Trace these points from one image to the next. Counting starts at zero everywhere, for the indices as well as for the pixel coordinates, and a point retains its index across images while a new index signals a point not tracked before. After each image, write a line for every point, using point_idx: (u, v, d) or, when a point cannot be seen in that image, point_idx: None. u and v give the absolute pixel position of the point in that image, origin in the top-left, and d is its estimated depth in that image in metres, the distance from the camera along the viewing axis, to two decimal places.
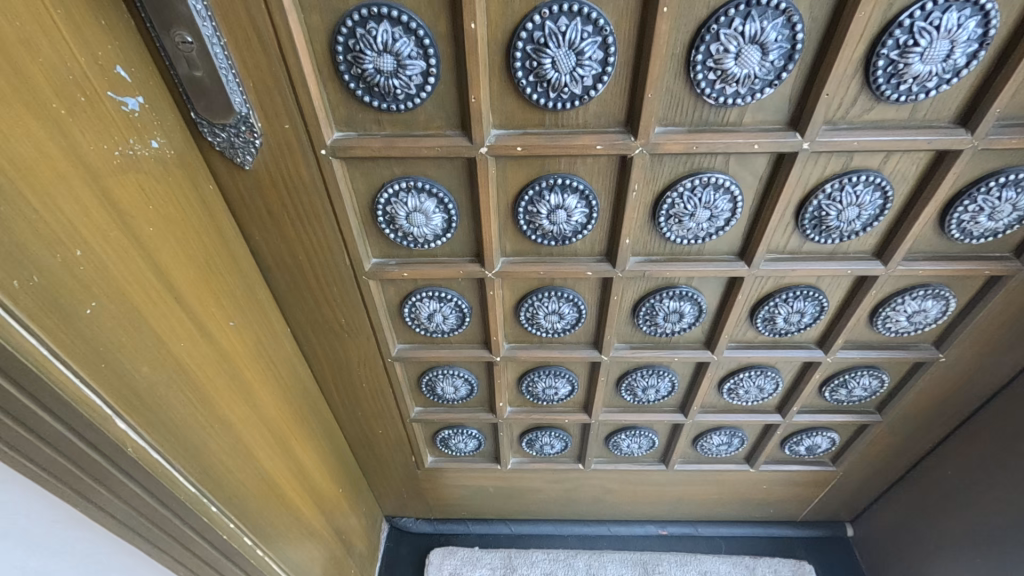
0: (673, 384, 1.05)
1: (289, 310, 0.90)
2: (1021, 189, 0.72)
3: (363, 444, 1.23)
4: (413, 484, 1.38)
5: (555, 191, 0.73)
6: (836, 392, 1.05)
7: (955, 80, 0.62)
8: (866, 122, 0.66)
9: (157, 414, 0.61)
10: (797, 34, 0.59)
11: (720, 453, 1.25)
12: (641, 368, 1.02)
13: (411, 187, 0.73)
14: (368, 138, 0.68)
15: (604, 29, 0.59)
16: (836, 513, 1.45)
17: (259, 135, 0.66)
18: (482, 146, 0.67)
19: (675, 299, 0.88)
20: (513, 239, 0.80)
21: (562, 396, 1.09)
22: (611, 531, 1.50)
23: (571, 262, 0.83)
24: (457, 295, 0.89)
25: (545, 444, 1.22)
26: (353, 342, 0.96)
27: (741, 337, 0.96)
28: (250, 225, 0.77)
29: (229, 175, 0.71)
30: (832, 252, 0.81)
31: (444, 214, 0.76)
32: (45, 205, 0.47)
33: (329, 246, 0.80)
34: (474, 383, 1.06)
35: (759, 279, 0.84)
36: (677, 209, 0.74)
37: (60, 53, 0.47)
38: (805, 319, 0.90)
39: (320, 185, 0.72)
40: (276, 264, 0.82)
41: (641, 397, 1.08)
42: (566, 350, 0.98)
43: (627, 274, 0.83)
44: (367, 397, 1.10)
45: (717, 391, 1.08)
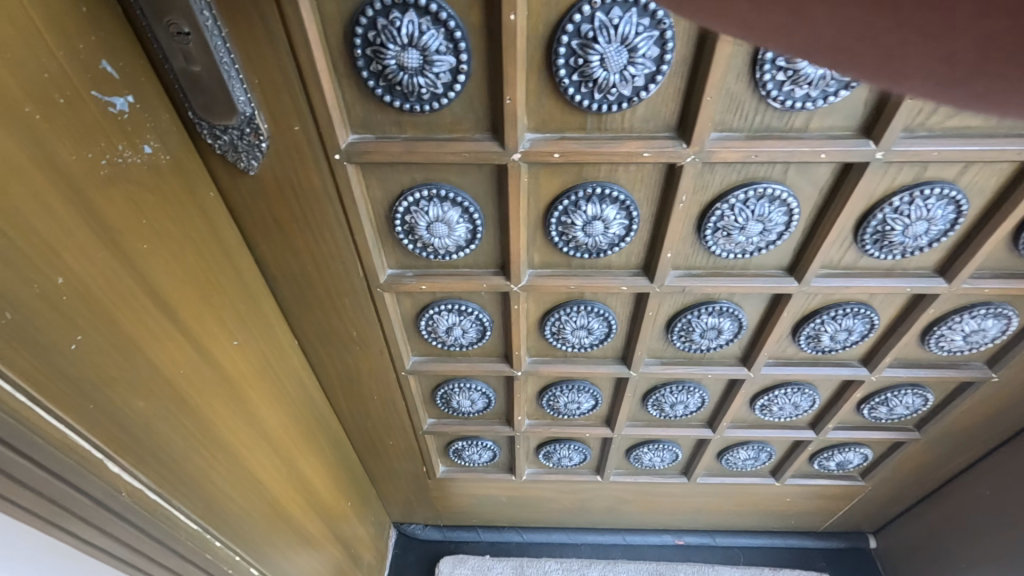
0: (703, 400, 0.99)
1: (297, 322, 0.83)
2: None
3: (372, 455, 1.17)
4: (423, 493, 1.33)
5: (592, 201, 0.66)
6: (876, 409, 0.99)
7: None
8: (948, 130, 0.59)
9: (155, 451, 0.55)
10: None
11: (746, 466, 1.19)
12: (670, 383, 0.96)
13: (433, 196, 0.66)
14: (387, 142, 0.60)
15: (662, 23, 0.51)
16: (858, 525, 1.40)
17: (266, 137, 0.59)
18: (516, 151, 0.60)
19: (714, 314, 0.81)
20: (542, 251, 0.73)
21: (584, 410, 1.03)
22: (625, 540, 1.46)
23: (604, 276, 0.76)
24: (478, 308, 0.82)
25: (563, 456, 1.17)
26: (365, 355, 0.90)
27: (780, 354, 0.89)
28: (255, 234, 0.70)
29: (232, 181, 0.63)
30: (890, 268, 0.74)
31: (468, 224, 0.69)
32: (18, 231, 0.40)
33: (340, 256, 0.73)
34: (491, 397, 1.01)
35: (807, 295, 0.78)
36: (727, 222, 0.67)
37: (33, 48, 0.40)
38: (852, 337, 0.84)
39: (332, 192, 0.65)
40: (283, 275, 0.75)
41: (668, 412, 1.02)
42: (591, 365, 0.92)
43: (664, 289, 0.77)
44: (379, 410, 1.04)
45: (748, 407, 1.02)
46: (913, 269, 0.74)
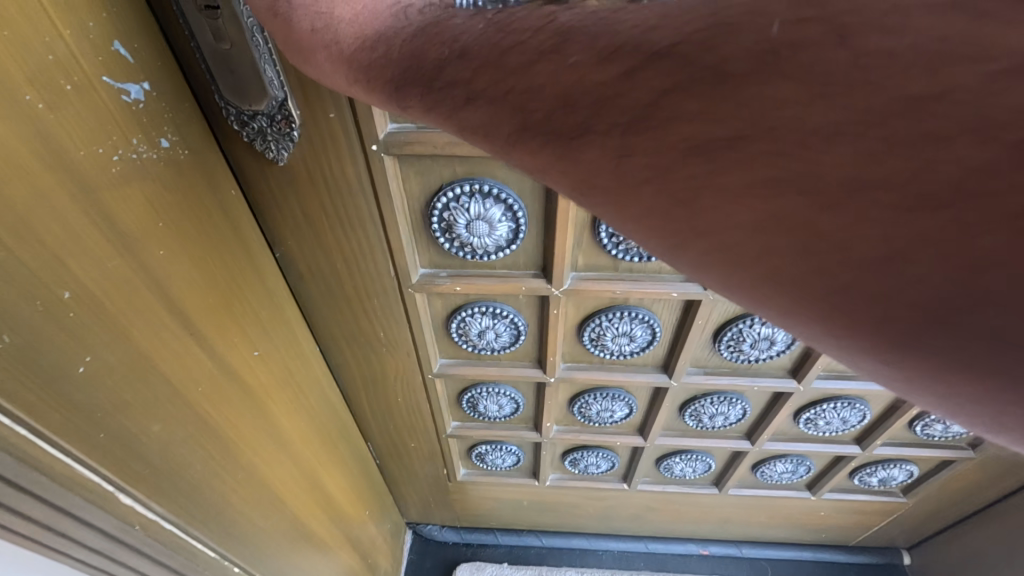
0: (744, 412, 0.94)
1: (322, 321, 0.78)
2: None
3: (392, 457, 1.13)
4: (442, 495, 1.29)
5: None
6: (930, 427, 0.93)
7: None
8: None
9: (172, 476, 0.50)
10: None
11: (781, 479, 1.14)
12: (711, 393, 0.91)
13: (475, 192, 0.61)
14: (430, 133, 0.54)
15: None
16: (892, 540, 1.35)
17: (298, 125, 0.54)
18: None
19: (768, 324, 0.75)
20: (588, 253, 0.68)
21: (617, 418, 0.98)
22: (648, 548, 1.42)
23: (653, 282, 0.70)
24: (513, 312, 0.77)
25: (590, 463, 1.13)
26: (391, 357, 0.85)
27: (833, 366, 0.83)
28: (282, 229, 0.65)
29: (260, 170, 0.59)
30: None
31: (510, 223, 0.63)
32: (20, 238, 0.35)
33: (372, 255, 0.68)
34: (520, 402, 0.96)
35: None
36: None
37: (38, 30, 0.35)
38: None
39: (367, 186, 0.60)
40: (310, 272, 0.71)
41: (705, 422, 0.97)
42: (629, 372, 0.87)
43: (718, 296, 0.71)
44: (402, 412, 0.99)
45: (792, 420, 0.96)
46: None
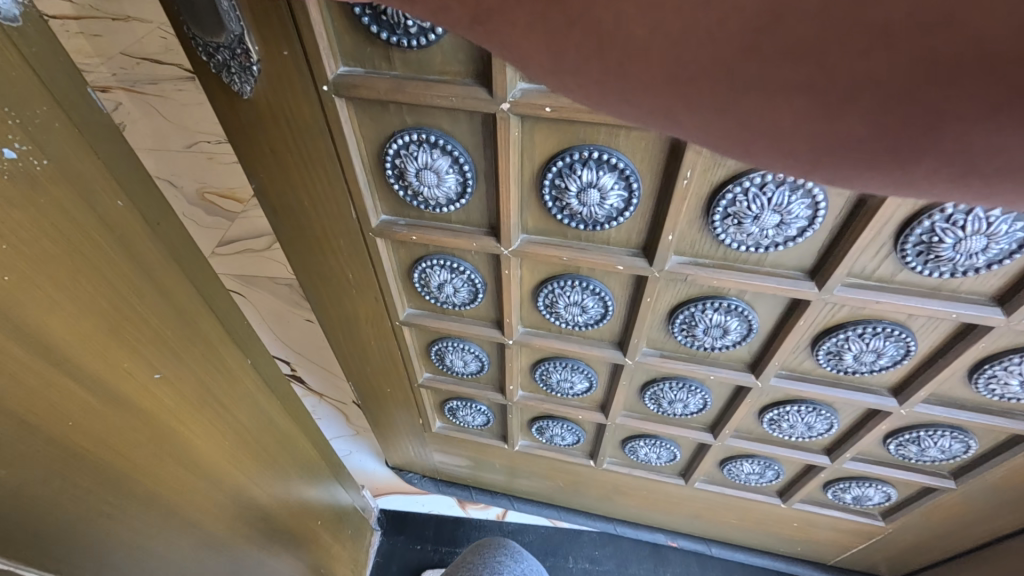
0: (705, 403, 0.92)
1: (296, 257, 0.84)
2: (887, 338, 0.70)
3: (371, 400, 1.20)
4: (421, 445, 1.35)
5: (588, 166, 0.61)
6: (904, 447, 0.88)
7: (790, 245, 0.62)
8: (719, 261, 0.68)
9: (27, 504, 0.48)
10: (633, 188, 0.62)
11: (750, 481, 1.11)
12: (670, 378, 0.90)
13: (423, 141, 0.63)
14: (375, 78, 0.58)
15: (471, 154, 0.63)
16: (875, 568, 1.28)
17: (256, 61, 0.58)
18: (504, 101, 0.56)
19: (721, 311, 0.74)
20: (536, 215, 0.69)
21: (578, 391, 0.99)
22: (617, 530, 1.43)
23: (600, 252, 0.71)
24: (470, 268, 0.80)
25: (555, 434, 1.15)
26: (360, 299, 0.90)
27: (794, 366, 0.81)
28: (252, 161, 0.70)
29: (230, 104, 0.64)
30: (935, 288, 0.63)
31: (458, 175, 0.65)
32: None
33: (334, 194, 0.72)
34: (485, 362, 0.99)
35: (830, 305, 0.68)
36: (739, 207, 0.60)
37: None
38: (881, 362, 0.74)
39: (323, 127, 0.64)
40: (281, 207, 0.76)
41: (666, 408, 0.96)
42: (586, 346, 0.88)
43: (665, 275, 0.70)
44: (377, 356, 1.05)
45: (756, 418, 0.94)
46: (966, 293, 0.63)
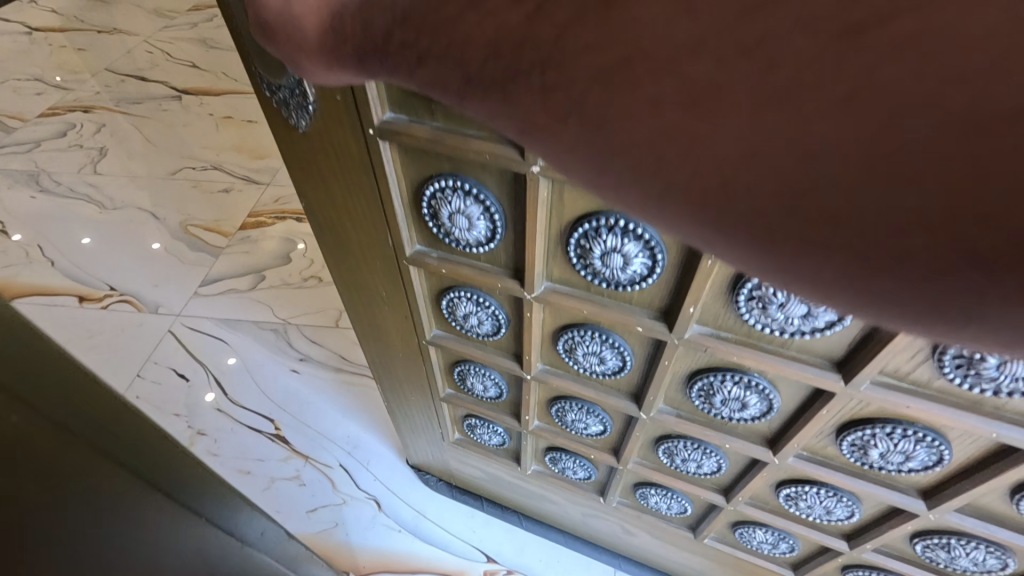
0: (719, 467, 0.90)
1: (338, 267, 0.89)
2: (919, 442, 0.66)
3: (396, 401, 1.26)
4: (439, 451, 1.40)
5: (613, 232, 0.61)
6: (933, 550, 0.82)
7: (816, 335, 0.60)
8: (743, 338, 0.66)
9: None
10: (657, 256, 0.61)
11: (762, 548, 1.07)
12: (686, 438, 0.88)
13: (458, 188, 0.65)
14: (418, 126, 0.61)
15: (490, 207, 0.65)
16: None
17: (312, 101, 0.62)
18: (534, 164, 0.57)
19: (741, 386, 0.72)
20: (561, 267, 0.70)
21: (592, 432, 0.99)
22: (620, 567, 1.42)
23: (621, 310, 0.70)
24: (496, 304, 0.81)
25: (567, 467, 1.16)
26: (392, 314, 0.95)
27: (816, 449, 0.77)
28: (303, 181, 0.75)
29: (287, 132, 0.69)
30: (975, 403, 0.59)
31: (488, 222, 0.67)
32: None
33: (374, 221, 0.76)
34: (502, 390, 1.01)
35: (858, 400, 0.65)
36: (765, 292, 0.58)
37: None
38: (909, 464, 0.70)
39: (367, 161, 0.67)
40: (326, 224, 0.81)
41: (677, 464, 0.95)
42: (598, 395, 0.88)
43: (684, 343, 0.69)
44: (404, 365, 1.10)
45: (772, 491, 0.90)
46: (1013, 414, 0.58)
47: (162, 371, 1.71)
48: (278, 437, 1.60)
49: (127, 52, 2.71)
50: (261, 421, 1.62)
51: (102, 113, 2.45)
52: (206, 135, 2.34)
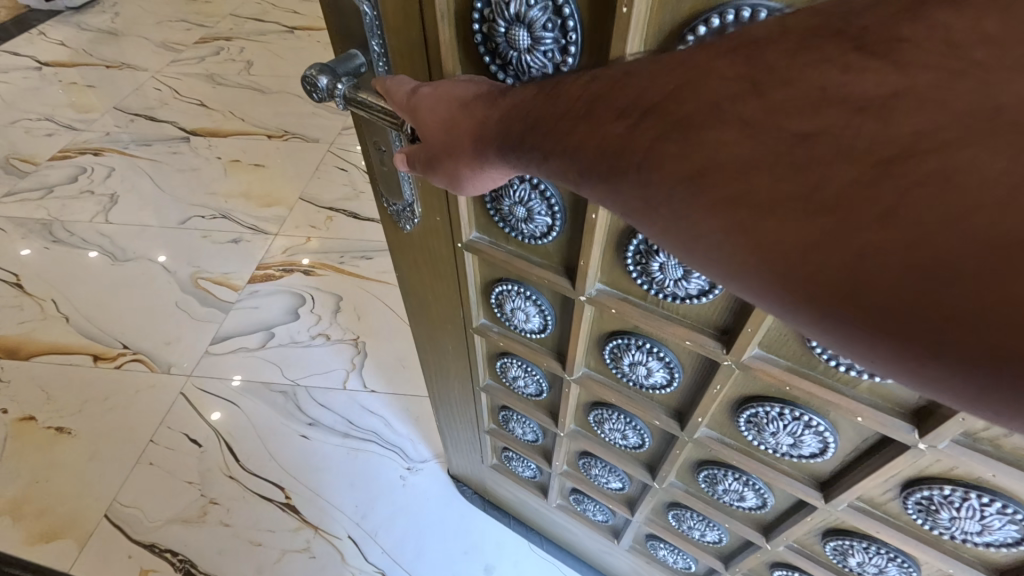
0: (719, 538, 1.28)
1: (416, 317, 1.24)
2: (886, 553, 0.96)
3: (445, 416, 1.58)
4: (475, 456, 1.71)
5: (642, 350, 0.95)
6: None
7: (808, 458, 0.92)
8: (751, 450, 1.00)
9: None
10: (673, 367, 0.95)
11: None
12: (693, 511, 1.27)
13: (521, 293, 0.99)
14: (495, 248, 0.94)
15: (544, 309, 1.00)
16: None
17: (418, 217, 0.95)
18: (584, 294, 0.90)
19: (742, 484, 1.07)
20: (596, 360, 1.06)
21: (612, 486, 1.40)
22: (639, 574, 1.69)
23: (642, 404, 1.07)
24: (541, 375, 1.18)
25: (588, 509, 1.57)
26: (454, 356, 1.29)
27: (804, 542, 1.10)
28: (400, 256, 1.09)
29: (392, 229, 1.02)
30: (921, 533, 0.89)
31: (541, 318, 1.03)
32: None
33: (449, 292, 1.10)
34: (538, 434, 1.39)
35: (831, 513, 0.97)
36: (761, 419, 0.91)
37: None
38: (879, 564, 1.00)
39: (452, 258, 1.01)
40: (414, 288, 1.15)
41: (687, 523, 1.31)
42: (613, 453, 1.28)
43: (692, 438, 1.05)
44: (455, 387, 1.42)
45: (768, 568, 1.24)
46: (1007, 453, 0.70)
47: (175, 438, 2.18)
48: (288, 507, 2.03)
49: (139, 90, 3.49)
50: (273, 489, 2.06)
51: (114, 157, 3.11)
52: (216, 180, 3.01)
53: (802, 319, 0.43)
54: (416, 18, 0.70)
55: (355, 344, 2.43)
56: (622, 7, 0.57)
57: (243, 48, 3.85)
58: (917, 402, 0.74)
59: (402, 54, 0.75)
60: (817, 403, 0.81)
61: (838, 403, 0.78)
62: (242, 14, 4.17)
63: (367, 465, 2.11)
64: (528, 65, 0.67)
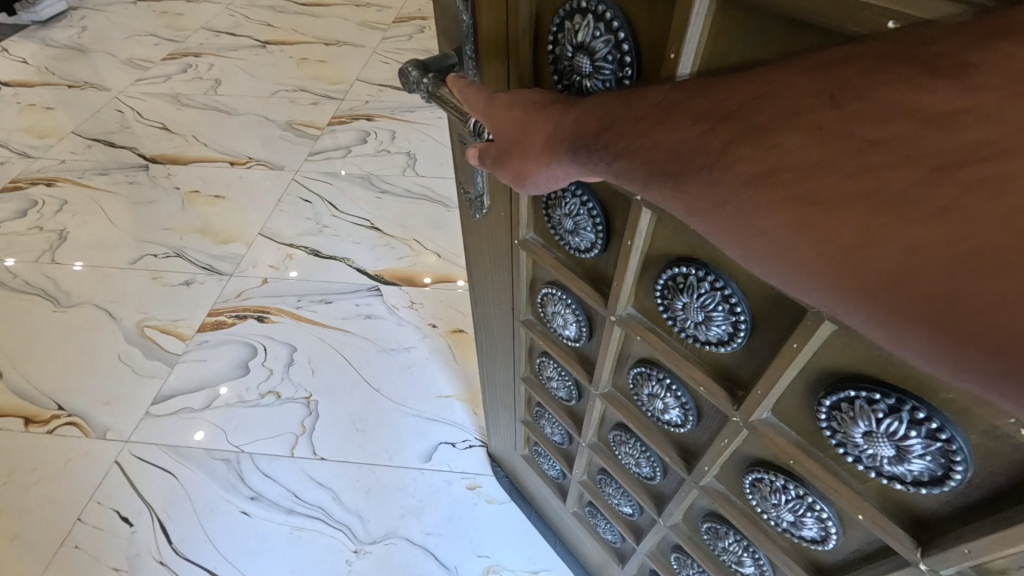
0: None
1: (477, 298, 1.30)
2: None
3: (487, 397, 1.65)
4: (512, 445, 1.75)
5: (660, 384, 0.97)
6: None
7: (810, 541, 0.90)
8: (750, 519, 1.00)
9: None
10: (687, 404, 0.95)
11: None
12: (693, 563, 1.23)
13: (562, 299, 1.03)
14: (545, 252, 0.98)
15: (581, 319, 1.02)
16: None
17: (486, 208, 1.01)
18: (613, 314, 0.92)
19: (741, 546, 1.06)
20: (621, 381, 1.07)
21: (624, 510, 1.37)
22: None
23: (655, 438, 1.09)
24: (572, 382, 1.21)
25: (601, 526, 1.53)
26: (500, 343, 1.35)
27: None
28: (469, 240, 1.16)
29: (465, 217, 1.11)
30: None
31: (577, 327, 1.05)
32: None
33: (502, 281, 1.16)
34: (564, 437, 1.40)
35: None
36: (765, 487, 0.91)
37: None
38: None
39: (508, 253, 1.07)
40: (476, 272, 1.22)
41: (687, 572, 1.27)
42: (627, 480, 1.26)
43: (698, 484, 1.05)
44: (497, 371, 1.47)
45: None
46: None
47: (104, 515, 1.95)
48: None
49: (99, 112, 3.33)
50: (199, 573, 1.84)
51: (68, 186, 2.93)
52: (173, 215, 2.85)
53: (848, 313, 0.44)
54: (502, 32, 0.74)
55: (306, 404, 2.23)
56: (671, 53, 0.58)
57: (212, 64, 3.75)
58: (928, 516, 0.71)
59: (488, 60, 0.79)
60: (820, 486, 0.80)
61: (837, 489, 0.77)
62: (216, 27, 4.09)
63: (310, 547, 1.90)
64: (587, 90, 0.68)
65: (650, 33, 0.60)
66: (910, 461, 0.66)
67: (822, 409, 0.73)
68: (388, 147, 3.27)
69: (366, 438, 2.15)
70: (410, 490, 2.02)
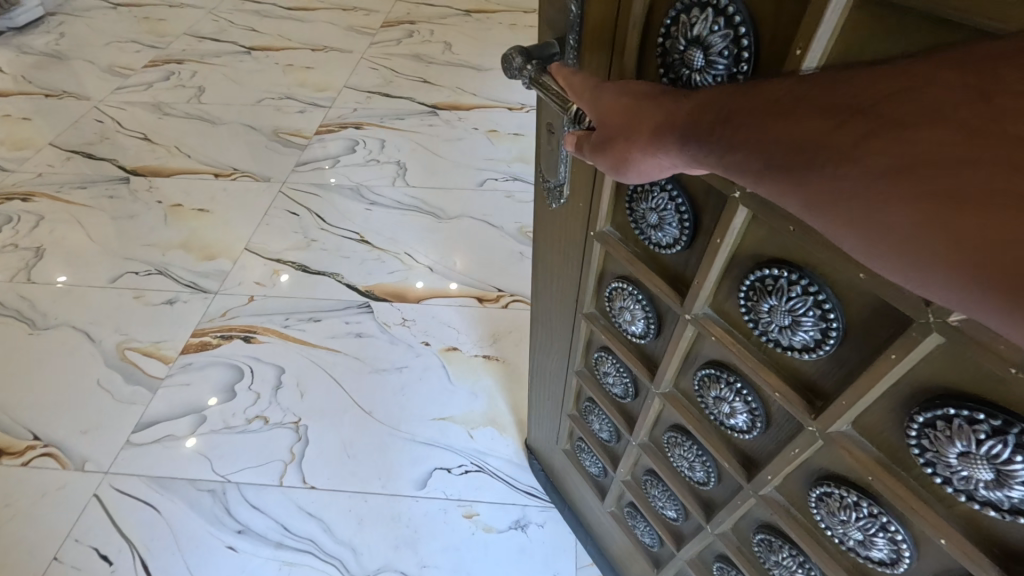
0: None
1: (542, 285, 1.31)
2: None
3: (535, 386, 1.65)
4: (555, 443, 1.74)
5: (729, 387, 0.91)
6: None
7: (881, 563, 0.80)
8: (809, 536, 0.90)
9: None
10: (756, 408, 0.88)
11: None
12: None
13: (632, 293, 1.01)
14: (620, 247, 0.97)
15: (650, 316, 1.00)
16: None
17: (565, 197, 1.02)
18: (689, 311, 0.89)
19: (798, 563, 0.96)
20: (686, 382, 1.03)
21: (668, 515, 1.31)
22: None
23: (716, 445, 1.02)
24: (630, 380, 1.18)
25: (640, 530, 1.47)
26: (558, 334, 1.35)
27: None
28: (542, 228, 1.17)
29: (543, 203, 1.13)
30: None
31: (645, 324, 1.02)
32: None
33: (570, 270, 1.16)
34: (613, 434, 1.37)
35: None
36: (832, 502, 0.81)
37: None
38: None
39: (581, 243, 1.07)
40: (545, 260, 1.23)
41: None
42: (677, 483, 1.21)
43: (756, 493, 0.97)
44: (550, 361, 1.47)
45: None
46: None
47: (82, 554, 1.79)
48: None
49: (77, 122, 3.19)
50: None
51: (44, 198, 2.78)
52: (156, 229, 2.70)
53: (995, 325, 0.37)
54: (612, 23, 0.73)
55: (295, 429, 2.10)
56: (797, 48, 0.54)
57: (195, 70, 3.62)
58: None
59: (591, 50, 0.78)
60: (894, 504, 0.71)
61: (918, 511, 0.68)
62: (197, 34, 3.98)
63: None
64: (695, 85, 0.65)
65: (773, 27, 0.56)
66: (1012, 488, 0.56)
67: (912, 426, 0.64)
68: (378, 155, 3.17)
69: (357, 464, 2.03)
70: (405, 519, 1.90)
